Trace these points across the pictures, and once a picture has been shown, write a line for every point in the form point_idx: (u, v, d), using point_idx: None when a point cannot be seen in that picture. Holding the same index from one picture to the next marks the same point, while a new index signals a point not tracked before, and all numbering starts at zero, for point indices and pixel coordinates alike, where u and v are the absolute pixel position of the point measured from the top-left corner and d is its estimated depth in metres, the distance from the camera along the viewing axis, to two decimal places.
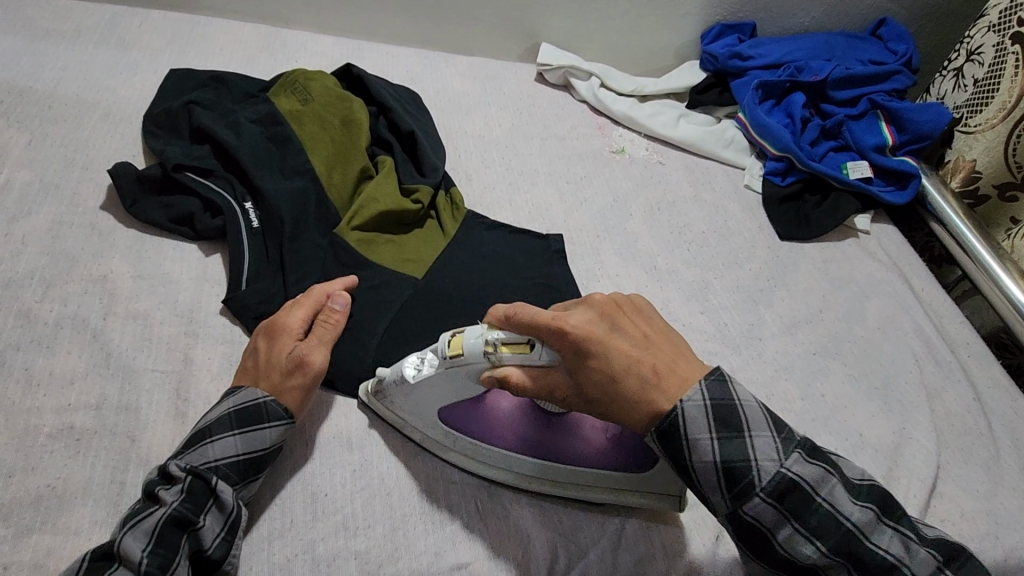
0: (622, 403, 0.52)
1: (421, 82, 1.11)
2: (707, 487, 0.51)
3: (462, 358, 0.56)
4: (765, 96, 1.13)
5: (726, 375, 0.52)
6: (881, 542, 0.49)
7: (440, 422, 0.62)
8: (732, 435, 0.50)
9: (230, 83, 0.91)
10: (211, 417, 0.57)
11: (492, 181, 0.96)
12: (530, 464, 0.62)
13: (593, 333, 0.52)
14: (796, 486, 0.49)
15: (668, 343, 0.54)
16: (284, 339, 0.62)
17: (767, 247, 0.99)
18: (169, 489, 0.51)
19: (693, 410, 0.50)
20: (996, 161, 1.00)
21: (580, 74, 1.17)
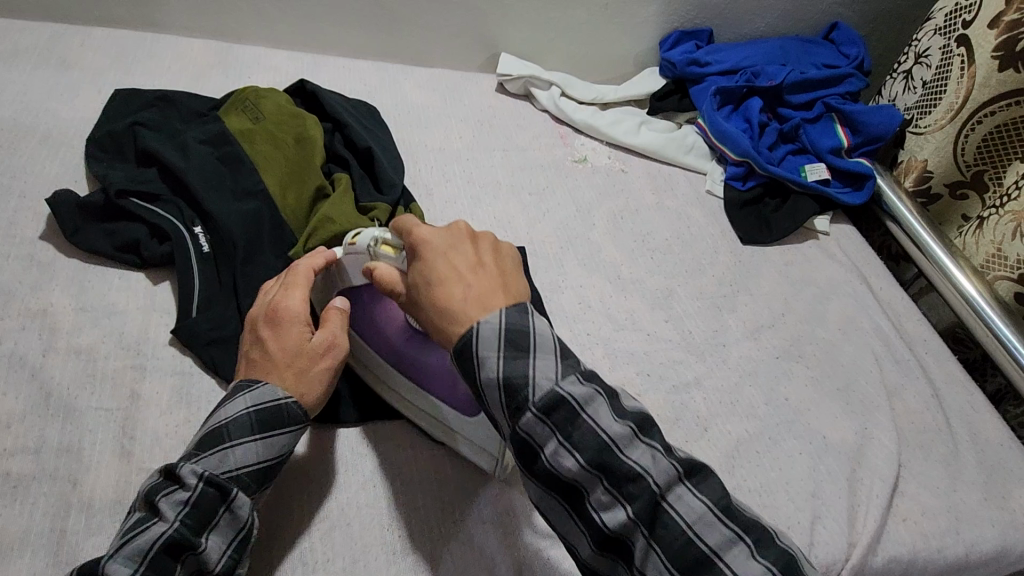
0: (429, 315, 0.54)
1: (379, 96, 1.09)
2: (556, 485, 0.50)
3: (354, 244, 0.64)
4: (722, 101, 1.14)
5: (530, 308, 0.53)
6: (726, 553, 0.47)
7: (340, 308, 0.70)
8: (523, 357, 0.50)
9: (179, 102, 0.89)
10: (224, 416, 0.55)
11: (453, 195, 0.95)
12: (398, 340, 0.66)
13: (427, 257, 0.55)
14: (646, 495, 0.48)
15: (499, 270, 0.55)
16: (295, 325, 0.60)
17: (730, 252, 0.99)
18: (176, 501, 0.49)
19: (485, 335, 0.50)
20: (946, 161, 1.02)
21: (540, 84, 1.17)
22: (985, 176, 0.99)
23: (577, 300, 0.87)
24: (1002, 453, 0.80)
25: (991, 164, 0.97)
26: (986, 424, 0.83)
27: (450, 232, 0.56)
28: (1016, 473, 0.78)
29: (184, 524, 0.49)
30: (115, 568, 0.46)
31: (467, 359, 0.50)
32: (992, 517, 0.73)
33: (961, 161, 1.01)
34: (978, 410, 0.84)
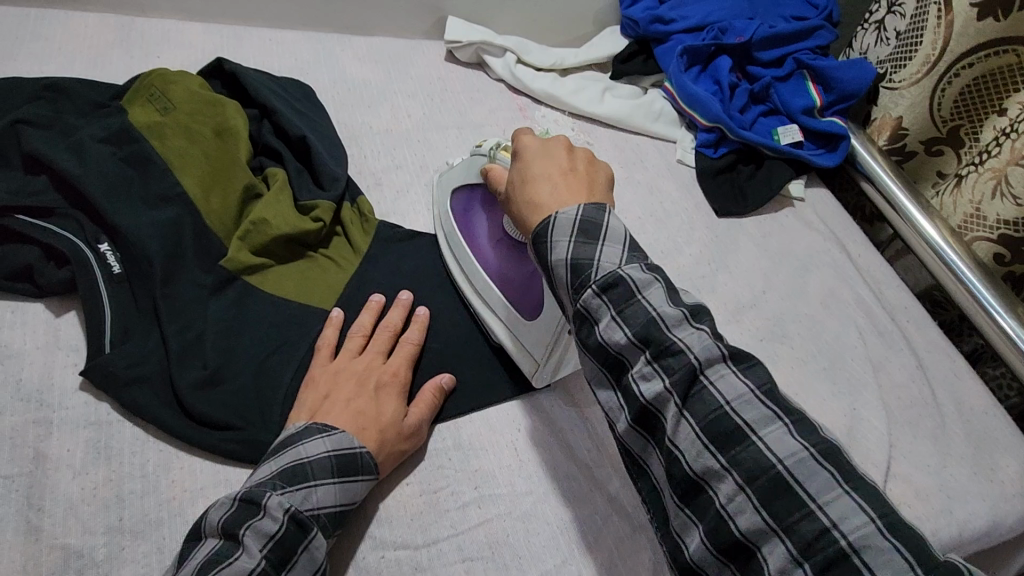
0: (516, 208, 0.54)
1: (314, 71, 0.97)
2: (559, 286, 0.50)
3: (478, 148, 0.68)
4: (690, 61, 1.06)
5: (608, 207, 0.50)
6: (763, 433, 0.42)
7: (451, 197, 0.75)
8: (637, 304, 0.46)
9: (72, 92, 0.76)
10: (306, 453, 0.52)
11: (405, 184, 0.86)
12: (498, 249, 0.70)
13: (527, 158, 0.55)
14: (731, 423, 0.42)
15: (588, 178, 0.53)
16: (395, 396, 0.59)
17: (706, 227, 0.94)
18: (261, 534, 0.46)
19: (560, 223, 0.49)
20: (922, 116, 0.98)
21: (493, 50, 1.06)
22: (961, 131, 0.94)
23: None
24: (988, 421, 0.79)
25: (967, 119, 0.92)
26: (971, 393, 0.81)
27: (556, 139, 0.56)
28: (1003, 441, 0.77)
29: (274, 560, 0.45)
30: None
31: (540, 243, 0.50)
32: (982, 492, 0.72)
33: (937, 117, 0.96)
34: (963, 377, 0.83)
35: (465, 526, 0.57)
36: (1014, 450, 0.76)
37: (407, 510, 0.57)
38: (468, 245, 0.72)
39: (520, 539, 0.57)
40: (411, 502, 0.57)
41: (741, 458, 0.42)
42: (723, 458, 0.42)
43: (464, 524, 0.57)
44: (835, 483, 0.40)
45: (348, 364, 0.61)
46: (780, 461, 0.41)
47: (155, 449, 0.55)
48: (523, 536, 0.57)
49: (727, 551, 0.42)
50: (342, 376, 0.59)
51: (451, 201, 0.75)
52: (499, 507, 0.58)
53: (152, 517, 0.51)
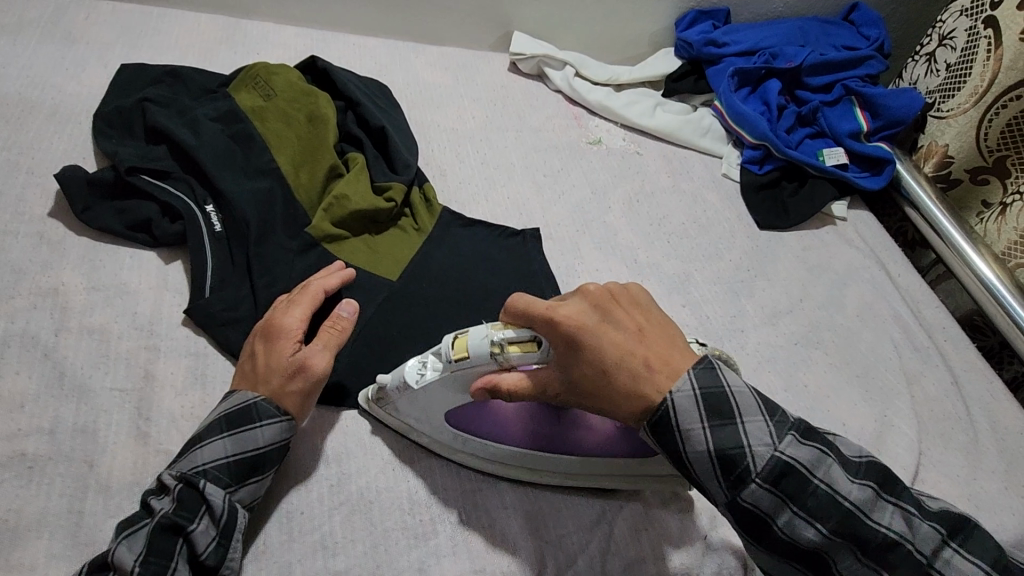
0: (616, 404, 0.51)
1: (390, 75, 1.07)
2: (649, 417, 0.50)
3: (467, 359, 0.54)
4: (740, 83, 1.12)
5: (713, 362, 0.51)
6: (920, 544, 0.48)
7: (450, 425, 0.60)
8: (725, 423, 0.49)
9: (187, 77, 0.86)
10: (197, 428, 0.56)
11: (467, 176, 0.93)
12: (541, 426, 0.60)
13: (597, 349, 0.50)
14: (840, 512, 0.47)
15: (663, 334, 0.53)
16: (277, 340, 0.59)
17: (747, 237, 0.98)
18: (161, 502, 0.50)
19: (682, 405, 0.49)
20: (968, 145, 1.00)
21: (554, 63, 1.14)
22: (1007, 161, 0.96)
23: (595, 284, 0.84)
24: (1022, 440, 0.80)
25: (1014, 149, 0.95)
26: (1006, 412, 0.82)
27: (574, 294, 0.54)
28: None
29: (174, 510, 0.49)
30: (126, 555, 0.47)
31: (667, 434, 0.49)
32: (1011, 505, 0.73)
33: (983, 146, 0.99)
34: (998, 398, 0.84)
35: (507, 477, 0.62)
36: None
37: (456, 457, 0.63)
38: (520, 447, 0.60)
39: (557, 494, 0.62)
40: (460, 452, 0.63)
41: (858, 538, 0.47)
42: (848, 542, 0.47)
43: (506, 474, 0.63)
44: (924, 527, 0.48)
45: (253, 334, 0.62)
46: (885, 530, 0.47)
47: None
48: (557, 494, 0.62)
49: None
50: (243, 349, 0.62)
51: (446, 424, 0.60)
52: None
53: None
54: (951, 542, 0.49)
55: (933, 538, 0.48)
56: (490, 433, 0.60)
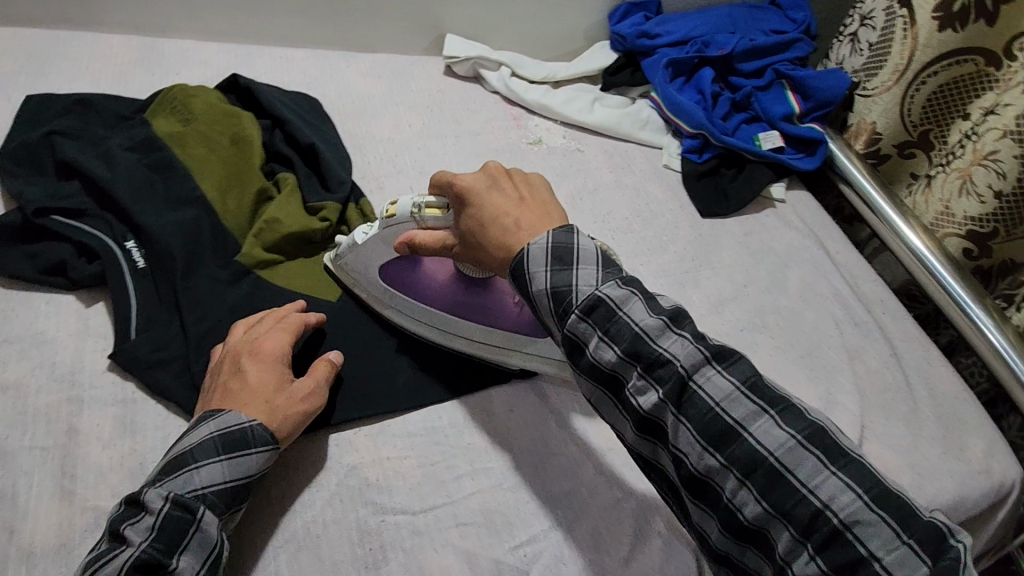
0: (494, 248, 0.59)
1: (320, 87, 1.04)
2: (543, 314, 0.56)
3: (394, 217, 0.66)
4: (675, 73, 1.13)
5: (572, 227, 0.57)
6: (807, 477, 0.47)
7: (383, 280, 0.71)
8: (565, 268, 0.55)
9: (99, 105, 0.82)
10: (187, 443, 0.54)
11: (405, 188, 0.91)
12: (458, 293, 0.70)
13: (471, 197, 0.60)
14: (715, 407, 0.50)
15: (542, 203, 0.61)
16: (270, 367, 0.61)
17: (690, 227, 0.99)
18: (143, 527, 0.48)
19: (536, 255, 0.56)
20: (893, 122, 1.03)
21: (489, 64, 1.13)
22: (931, 135, 1.00)
23: None
24: (958, 405, 0.83)
25: (937, 124, 0.99)
26: (943, 379, 0.85)
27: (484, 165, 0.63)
28: (971, 424, 0.81)
29: (160, 544, 0.48)
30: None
31: (520, 278, 0.56)
32: (949, 468, 0.76)
33: (907, 122, 1.02)
34: (935, 365, 0.87)
35: (460, 495, 0.61)
36: (980, 431, 0.81)
37: (407, 480, 0.62)
38: (440, 310, 0.71)
39: (511, 507, 0.61)
40: (410, 474, 0.62)
41: (726, 434, 0.49)
42: (711, 438, 0.49)
43: (459, 492, 0.62)
44: (818, 465, 0.46)
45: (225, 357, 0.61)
46: (759, 447, 0.48)
47: (175, 425, 0.60)
48: (513, 507, 0.61)
49: (739, 535, 0.49)
50: (218, 367, 0.61)
51: (381, 280, 0.71)
52: (491, 478, 0.63)
53: None
54: (864, 499, 0.45)
55: (805, 452, 0.47)
56: (424, 290, 0.71)
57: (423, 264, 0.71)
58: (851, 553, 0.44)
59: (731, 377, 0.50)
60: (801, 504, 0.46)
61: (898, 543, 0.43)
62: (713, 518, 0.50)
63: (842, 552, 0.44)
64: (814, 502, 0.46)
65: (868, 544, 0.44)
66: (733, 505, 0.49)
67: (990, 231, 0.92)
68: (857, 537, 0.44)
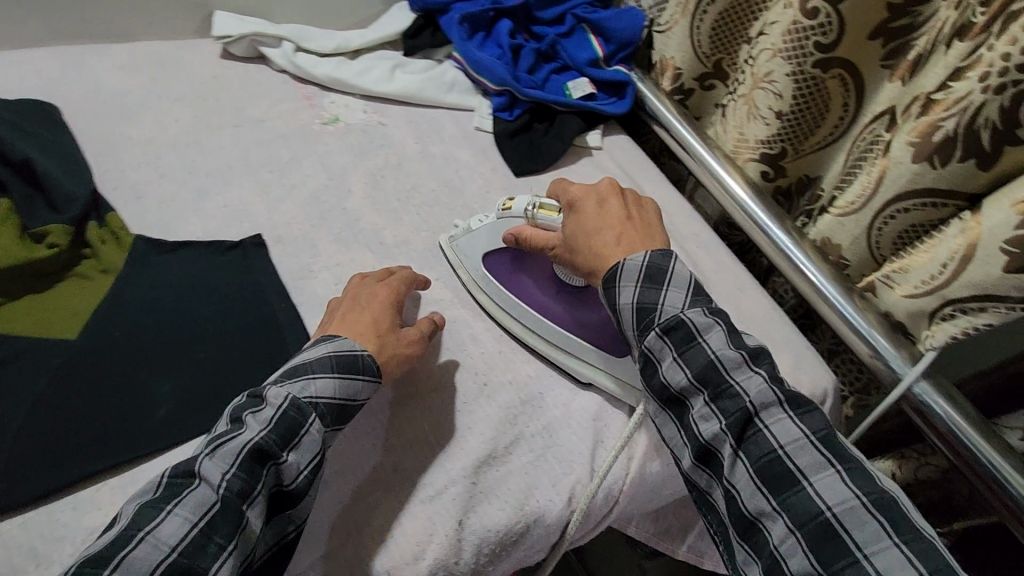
0: (583, 257, 0.69)
1: (63, 89, 0.90)
2: (625, 324, 0.65)
3: (510, 211, 0.76)
4: (473, 29, 1.07)
5: (669, 253, 0.66)
6: (815, 480, 0.54)
7: (484, 267, 0.78)
8: (653, 286, 0.64)
9: None
10: (309, 356, 0.60)
11: (169, 192, 0.81)
12: (555, 290, 0.77)
13: (586, 209, 0.71)
14: (742, 410, 0.57)
15: (641, 222, 0.70)
16: (389, 313, 0.68)
17: (503, 191, 0.95)
18: (262, 418, 0.54)
19: (629, 268, 0.65)
20: (688, 55, 1.02)
21: (269, 40, 1.02)
22: (724, 64, 1.02)
23: (335, 281, 0.76)
24: (765, 325, 0.86)
25: (726, 52, 1.00)
26: (751, 302, 0.88)
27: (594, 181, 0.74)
28: (778, 341, 0.84)
29: (276, 435, 0.53)
30: (228, 472, 0.50)
31: (610, 287, 0.65)
32: None
33: (700, 53, 1.01)
34: (744, 290, 0.89)
35: None
36: (786, 346, 0.84)
37: None
38: (523, 303, 0.76)
39: None
40: None
41: (747, 440, 0.57)
42: (732, 440, 0.57)
43: None
44: (824, 465, 0.54)
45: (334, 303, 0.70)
46: (794, 466, 0.54)
47: None
48: None
49: None
50: (349, 299, 0.70)
51: (484, 264, 0.78)
52: None
53: None
54: (862, 498, 0.52)
55: (837, 481, 0.53)
56: (500, 281, 0.77)
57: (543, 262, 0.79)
58: (858, 569, 0.49)
59: (803, 425, 0.56)
60: (817, 524, 0.52)
61: (887, 541, 0.49)
62: (749, 546, 0.55)
63: (836, 549, 0.50)
64: (817, 506, 0.52)
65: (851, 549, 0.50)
66: (770, 533, 0.54)
67: (779, 151, 0.90)
68: (854, 540, 0.50)
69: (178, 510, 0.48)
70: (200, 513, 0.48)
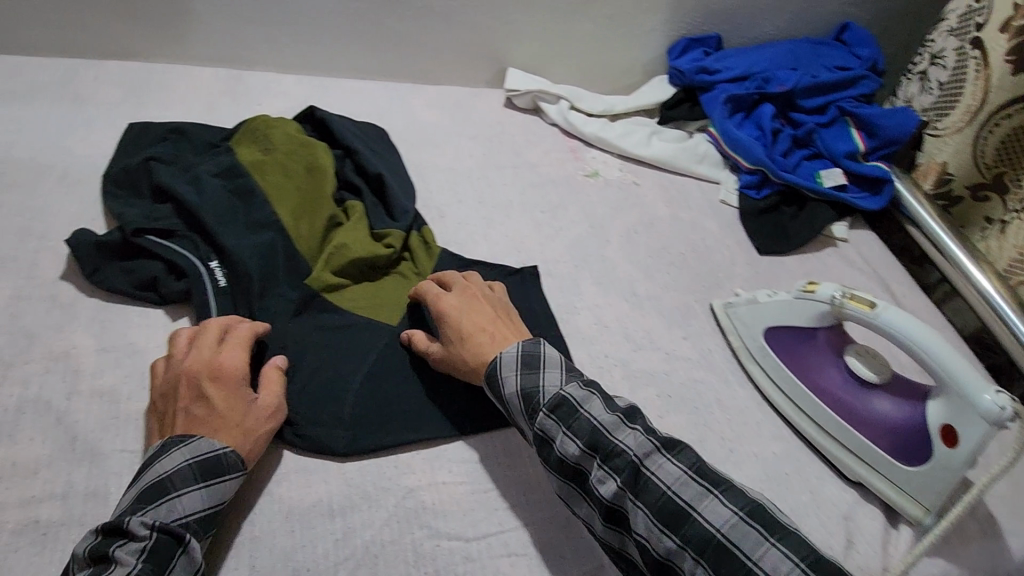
0: (462, 361, 0.67)
1: (389, 117, 1.09)
2: (515, 413, 0.63)
3: (813, 295, 0.74)
4: (734, 109, 1.12)
5: (538, 340, 0.67)
6: (730, 532, 0.52)
7: (764, 337, 0.79)
8: (533, 371, 0.63)
9: (192, 134, 0.89)
10: (163, 469, 0.54)
11: (465, 217, 0.94)
12: (839, 379, 0.74)
13: (456, 315, 0.69)
14: (628, 465, 0.56)
15: (509, 322, 0.71)
16: (237, 391, 0.61)
17: (748, 264, 0.97)
18: (133, 549, 0.49)
19: (507, 360, 0.64)
20: (966, 163, 1.01)
21: (548, 98, 1.16)
22: (1006, 177, 0.97)
23: (595, 320, 0.83)
24: None
25: (1012, 166, 0.96)
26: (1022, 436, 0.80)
27: (453, 282, 0.74)
28: None
29: (203, 525, 0.54)
30: (187, 494, 0.54)
31: (493, 378, 0.64)
32: None
33: (981, 164, 0.99)
34: None
35: (511, 525, 0.63)
36: None
37: (460, 506, 0.63)
38: (803, 383, 0.75)
39: (562, 540, 0.62)
40: (463, 500, 0.64)
41: (642, 491, 0.55)
42: (630, 494, 0.55)
43: (510, 522, 0.63)
44: (759, 538, 0.51)
45: (158, 393, 0.62)
46: (691, 510, 0.53)
47: None
48: (565, 543, 0.62)
49: None
50: (169, 391, 0.60)
51: (762, 334, 0.79)
52: (543, 510, 0.64)
53: (245, 495, 0.60)
54: (739, 514, 0.53)
55: (716, 505, 0.54)
56: (778, 355, 0.78)
57: (817, 344, 0.76)
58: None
59: (681, 463, 0.56)
60: (716, 548, 0.52)
61: (764, 543, 0.51)
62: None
63: (730, 566, 0.51)
64: (709, 530, 0.52)
65: (785, 557, 0.50)
66: (683, 570, 0.53)
67: None
68: (749, 555, 0.51)
69: (168, 512, 0.53)
70: (147, 509, 0.52)
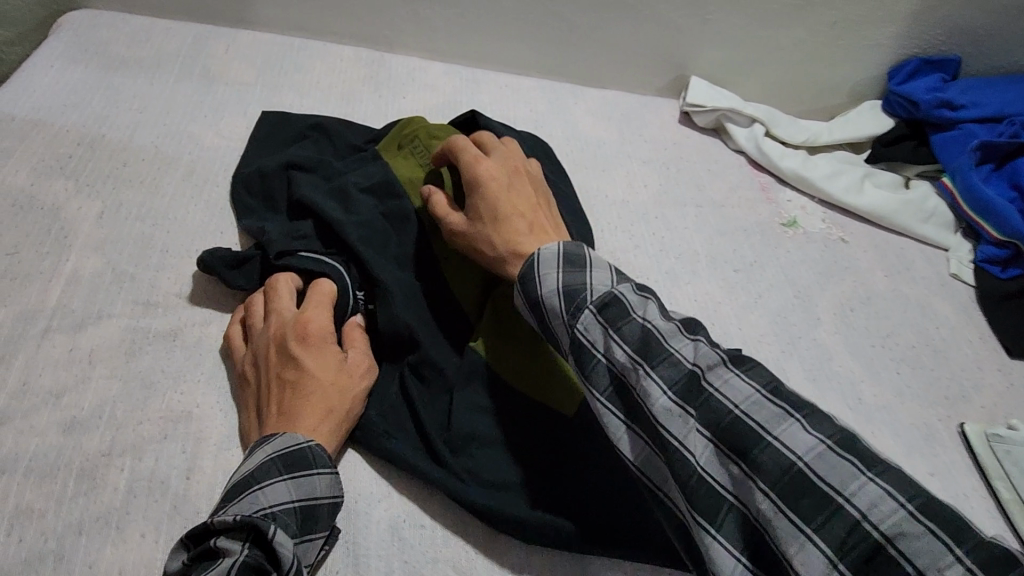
0: (489, 244, 0.55)
1: (548, 125, 0.91)
2: (553, 319, 0.48)
3: None
4: (982, 159, 0.88)
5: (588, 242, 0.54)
6: (824, 466, 0.37)
7: None
8: (579, 269, 0.49)
9: (334, 132, 0.75)
10: (245, 467, 0.49)
11: (644, 268, 0.76)
12: None
13: (493, 188, 0.57)
14: (686, 381, 0.42)
15: (552, 219, 0.58)
16: (309, 361, 0.55)
17: (997, 369, 0.76)
18: (229, 542, 0.43)
19: (546, 256, 0.50)
20: None
21: (738, 118, 0.95)
22: None
23: None
24: None
25: None
26: None
27: (493, 148, 0.62)
28: None
29: (295, 518, 0.47)
30: (272, 485, 0.48)
31: (529, 282, 0.50)
32: None
33: None
34: None
35: None
36: None
37: None
38: None
39: None
40: None
41: (701, 409, 0.41)
42: (691, 413, 0.41)
43: None
44: (858, 472, 0.36)
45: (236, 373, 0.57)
46: (771, 436, 0.38)
47: (399, 561, 0.52)
48: None
49: None
50: (257, 360, 0.56)
51: None
52: None
53: None
54: (829, 443, 0.38)
55: (801, 432, 0.38)
56: None
57: None
58: (845, 522, 0.35)
59: (754, 378, 0.41)
60: (793, 481, 0.37)
61: (866, 479, 0.36)
62: (729, 527, 0.39)
63: (812, 505, 0.36)
64: (788, 458, 0.38)
65: (886, 493, 0.35)
66: (751, 512, 0.38)
67: None
68: (837, 492, 0.36)
69: (252, 505, 0.46)
70: (233, 501, 0.46)
